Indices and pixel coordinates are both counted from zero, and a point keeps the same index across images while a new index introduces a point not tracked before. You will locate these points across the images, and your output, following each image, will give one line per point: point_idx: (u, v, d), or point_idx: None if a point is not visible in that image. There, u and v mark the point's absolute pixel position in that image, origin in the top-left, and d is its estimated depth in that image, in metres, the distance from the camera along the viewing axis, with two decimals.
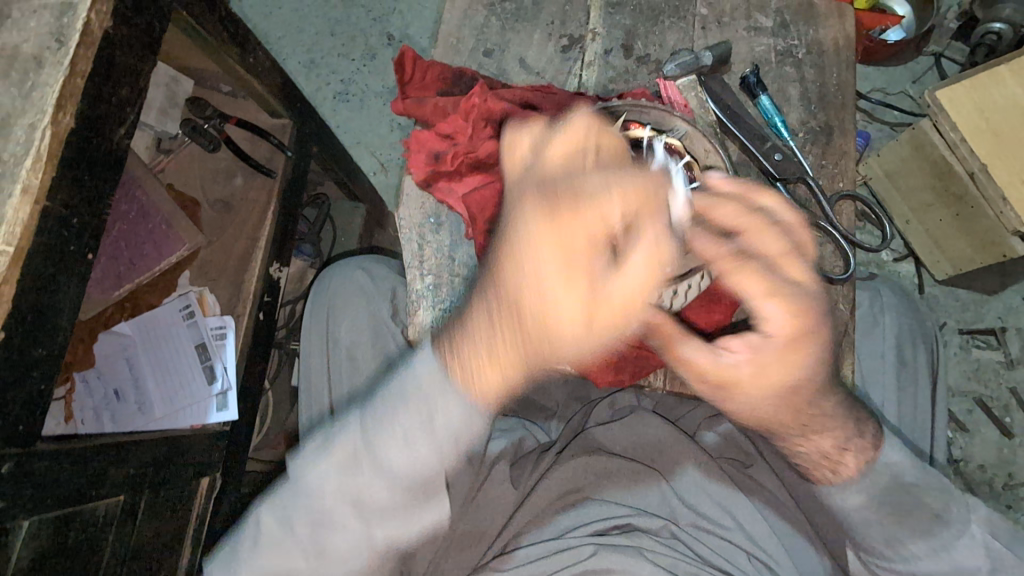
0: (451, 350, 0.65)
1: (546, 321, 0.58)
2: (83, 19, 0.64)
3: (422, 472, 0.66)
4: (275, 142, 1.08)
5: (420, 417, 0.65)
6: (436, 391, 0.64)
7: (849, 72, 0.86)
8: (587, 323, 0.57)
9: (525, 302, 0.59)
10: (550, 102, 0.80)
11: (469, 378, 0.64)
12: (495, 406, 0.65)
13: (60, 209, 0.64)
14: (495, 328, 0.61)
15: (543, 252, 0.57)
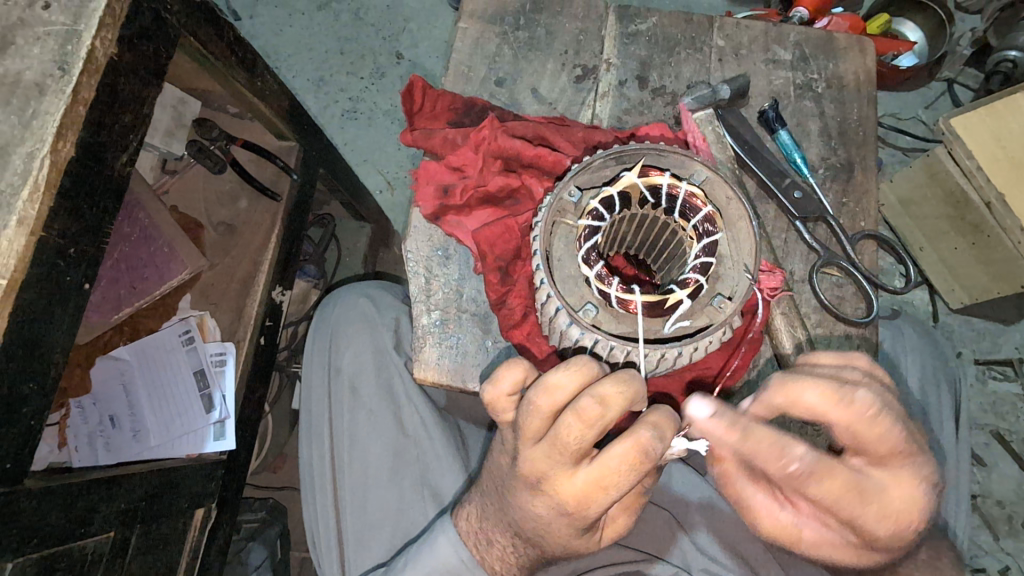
0: (474, 533, 0.69)
1: (538, 522, 0.60)
2: (87, 46, 0.63)
3: None
4: (280, 164, 1.06)
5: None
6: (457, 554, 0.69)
7: (869, 107, 0.84)
8: (566, 516, 0.58)
9: (519, 508, 0.60)
10: (564, 136, 0.78)
11: (490, 552, 0.68)
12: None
13: (56, 239, 0.62)
14: (500, 513, 0.65)
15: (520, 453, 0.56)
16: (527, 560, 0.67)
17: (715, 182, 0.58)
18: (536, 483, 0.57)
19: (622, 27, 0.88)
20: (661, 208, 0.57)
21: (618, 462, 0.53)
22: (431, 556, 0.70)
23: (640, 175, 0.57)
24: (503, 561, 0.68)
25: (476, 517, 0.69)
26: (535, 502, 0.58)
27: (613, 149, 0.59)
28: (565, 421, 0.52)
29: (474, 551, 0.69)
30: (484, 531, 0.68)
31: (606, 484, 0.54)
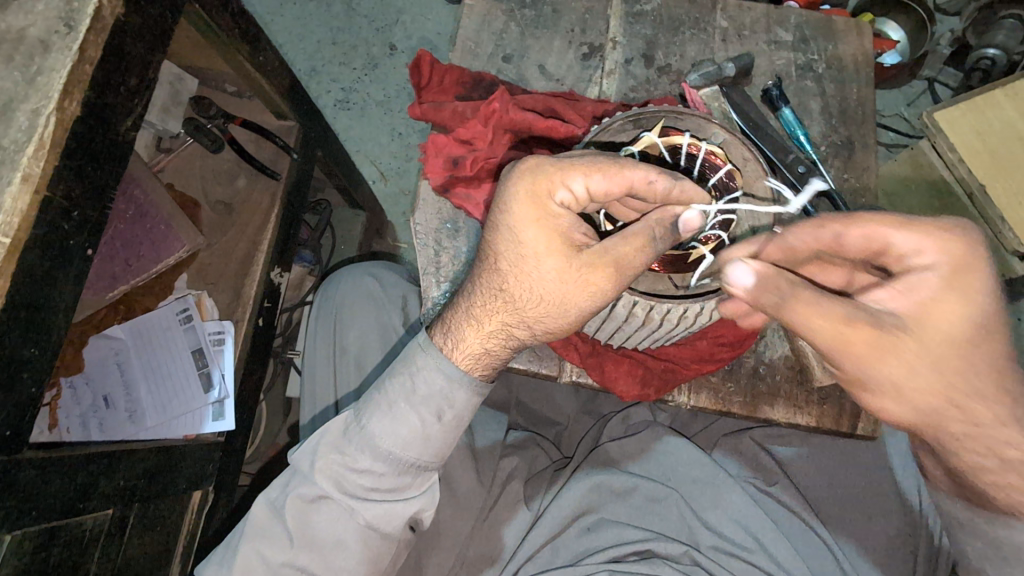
0: (444, 328, 0.65)
1: (535, 292, 0.58)
2: (94, 4, 0.61)
3: (411, 448, 0.65)
4: (280, 143, 1.05)
5: (403, 393, 0.64)
6: (421, 357, 0.64)
7: (867, 87, 0.86)
8: (563, 282, 0.56)
9: (503, 269, 0.59)
10: (575, 110, 0.79)
11: (462, 338, 0.63)
12: (486, 368, 0.65)
13: (61, 200, 0.60)
14: (477, 299, 0.62)
15: (529, 194, 0.55)
16: (502, 333, 0.62)
17: (732, 143, 0.59)
18: (540, 203, 0.55)
19: (627, 7, 0.89)
20: (680, 168, 0.59)
21: (619, 249, 0.54)
22: (406, 354, 0.66)
23: (660, 136, 0.58)
24: (474, 322, 0.62)
25: (453, 325, 0.64)
26: (532, 229, 0.56)
27: (631, 111, 0.60)
28: (587, 184, 0.53)
29: (442, 344, 0.64)
30: (455, 315, 0.64)
31: (599, 268, 0.54)
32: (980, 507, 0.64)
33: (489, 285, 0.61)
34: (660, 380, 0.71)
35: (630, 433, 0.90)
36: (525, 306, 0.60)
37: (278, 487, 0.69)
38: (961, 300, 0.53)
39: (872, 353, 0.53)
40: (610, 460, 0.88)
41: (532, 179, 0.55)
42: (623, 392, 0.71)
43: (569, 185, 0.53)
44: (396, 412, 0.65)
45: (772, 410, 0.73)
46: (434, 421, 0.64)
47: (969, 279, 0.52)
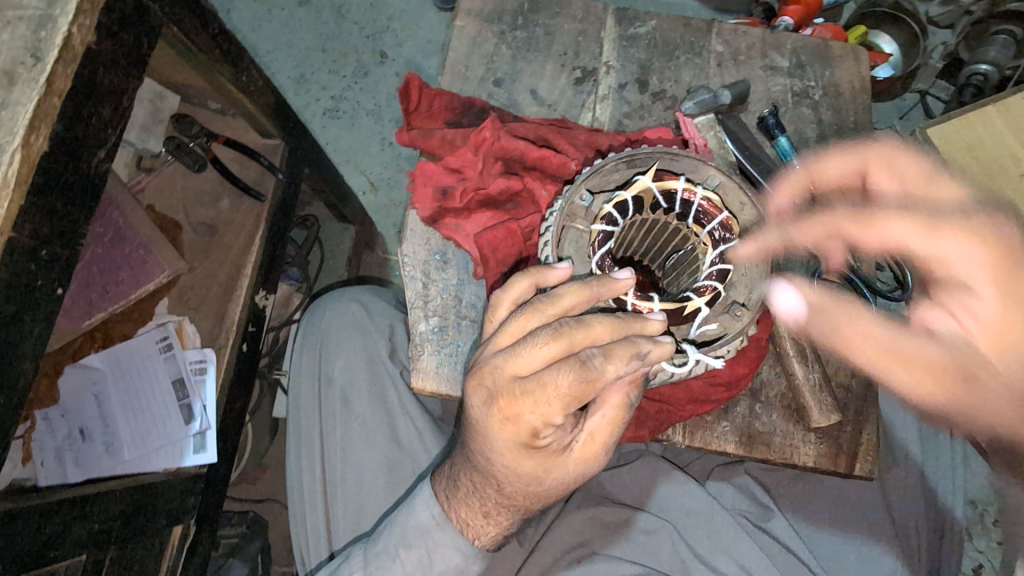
0: (449, 503, 0.65)
1: (531, 484, 0.58)
2: (63, 33, 0.58)
3: None
4: (265, 163, 1.02)
5: (418, 566, 0.66)
6: (435, 532, 0.65)
7: (864, 115, 0.85)
8: (558, 474, 0.57)
9: (495, 471, 0.58)
10: (567, 139, 0.77)
11: (466, 519, 0.65)
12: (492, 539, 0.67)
13: (27, 240, 0.57)
14: (474, 484, 0.62)
15: (510, 422, 0.52)
16: (504, 511, 0.64)
17: (728, 187, 0.61)
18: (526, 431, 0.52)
19: (621, 29, 0.87)
20: (675, 212, 0.59)
21: (600, 428, 0.56)
22: (412, 523, 0.66)
23: (654, 179, 0.59)
24: (483, 506, 0.63)
25: (455, 500, 0.64)
26: (515, 448, 0.54)
27: (625, 153, 0.60)
28: (566, 401, 0.50)
29: (453, 519, 0.65)
30: (455, 494, 0.64)
31: (589, 452, 0.57)
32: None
33: (484, 478, 0.60)
34: (654, 423, 0.69)
35: (623, 463, 0.87)
36: (524, 496, 0.60)
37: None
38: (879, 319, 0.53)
39: (956, 395, 0.49)
40: (603, 493, 0.85)
41: (508, 404, 0.51)
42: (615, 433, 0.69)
43: (547, 410, 0.50)
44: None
45: (766, 450, 0.72)
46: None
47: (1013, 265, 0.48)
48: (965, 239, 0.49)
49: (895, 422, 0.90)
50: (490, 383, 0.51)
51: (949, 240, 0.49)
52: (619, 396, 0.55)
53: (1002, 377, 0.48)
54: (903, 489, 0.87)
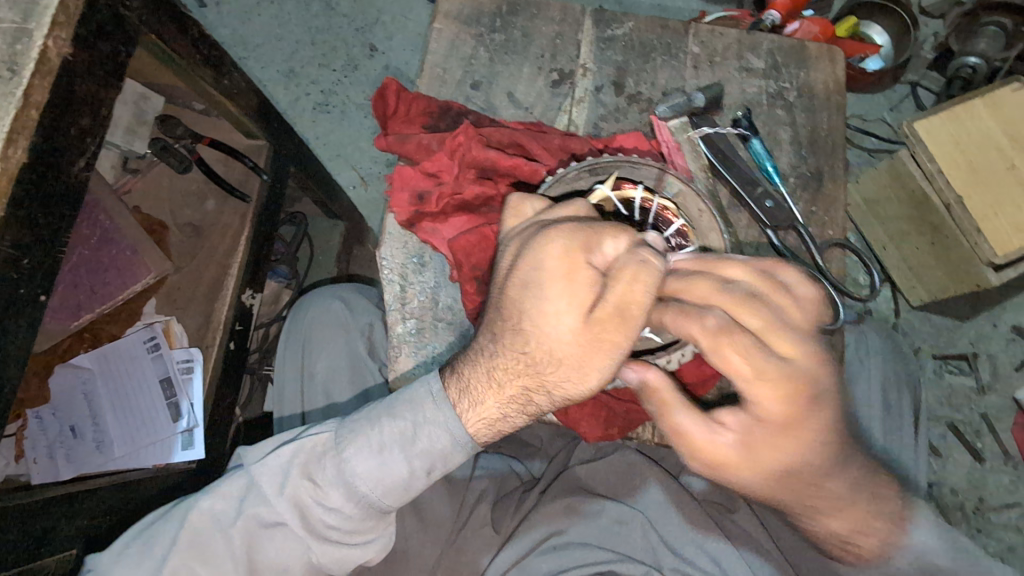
0: (461, 384, 0.64)
1: (554, 337, 0.59)
2: (39, 47, 0.60)
3: (389, 495, 0.66)
4: (249, 164, 1.03)
5: (398, 440, 0.65)
6: (429, 408, 0.64)
7: (838, 117, 0.86)
8: (582, 335, 0.58)
9: (529, 322, 0.60)
10: (541, 143, 0.78)
11: (480, 401, 0.64)
12: (487, 438, 0.66)
13: (8, 251, 0.59)
14: (494, 353, 0.63)
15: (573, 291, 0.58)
16: (520, 392, 0.63)
17: (687, 195, 0.63)
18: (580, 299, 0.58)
19: (599, 31, 0.88)
20: (634, 220, 0.63)
21: (626, 297, 0.55)
22: (408, 407, 0.65)
23: (614, 187, 0.63)
24: (495, 385, 0.63)
25: (476, 375, 0.64)
26: (563, 288, 0.58)
27: (587, 162, 0.64)
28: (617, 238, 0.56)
29: (457, 400, 0.64)
30: (473, 373, 0.64)
31: (610, 323, 0.57)
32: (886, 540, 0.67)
33: (508, 337, 0.62)
34: (622, 422, 0.72)
35: (600, 456, 0.90)
36: (549, 369, 0.60)
37: (235, 503, 0.68)
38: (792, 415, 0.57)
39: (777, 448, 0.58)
40: (580, 483, 0.89)
41: (562, 240, 0.57)
42: (585, 433, 0.73)
43: (601, 248, 0.56)
44: (380, 458, 0.65)
45: None
46: (420, 474, 0.65)
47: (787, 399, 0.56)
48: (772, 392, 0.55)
49: None
50: (570, 232, 0.57)
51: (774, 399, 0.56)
52: (649, 261, 0.55)
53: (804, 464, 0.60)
54: None
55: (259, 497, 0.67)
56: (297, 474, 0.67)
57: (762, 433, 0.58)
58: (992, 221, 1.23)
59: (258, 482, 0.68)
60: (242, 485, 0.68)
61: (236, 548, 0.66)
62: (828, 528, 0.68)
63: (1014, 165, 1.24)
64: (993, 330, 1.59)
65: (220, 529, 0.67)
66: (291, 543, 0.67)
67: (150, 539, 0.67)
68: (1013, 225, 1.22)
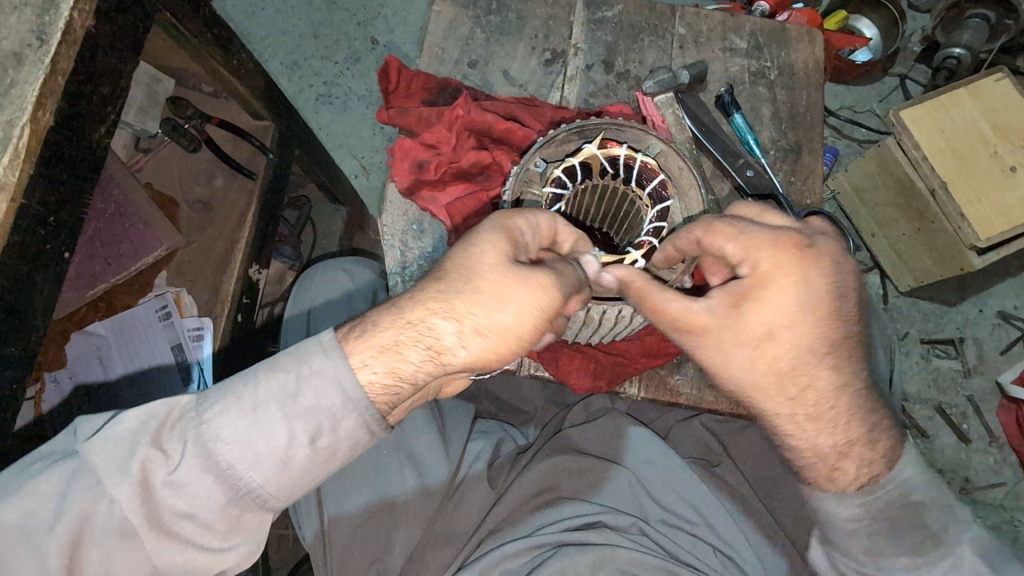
0: (222, 405, 0.55)
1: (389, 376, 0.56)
2: (65, 18, 0.64)
3: (187, 472, 0.54)
4: (256, 144, 1.08)
5: (278, 398, 0.55)
6: (317, 360, 0.55)
7: (817, 94, 0.90)
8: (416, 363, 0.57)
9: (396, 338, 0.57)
10: (534, 116, 0.83)
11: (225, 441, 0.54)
12: (294, 405, 0.55)
13: (37, 207, 0.64)
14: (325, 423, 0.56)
15: (470, 297, 0.57)
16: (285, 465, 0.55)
17: (669, 155, 0.68)
18: (501, 271, 0.58)
19: (590, 13, 0.93)
20: (619, 177, 0.68)
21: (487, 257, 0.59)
22: (292, 363, 0.56)
23: (600, 147, 0.67)
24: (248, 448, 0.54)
25: (256, 430, 0.54)
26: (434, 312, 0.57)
27: (576, 124, 0.68)
28: (494, 253, 0.59)
29: (205, 437, 0.54)
30: (271, 421, 0.54)
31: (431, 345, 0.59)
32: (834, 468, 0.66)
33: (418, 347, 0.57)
34: (609, 375, 0.82)
35: (591, 419, 0.95)
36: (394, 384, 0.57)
37: (52, 503, 0.53)
38: (783, 303, 0.62)
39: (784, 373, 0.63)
40: (570, 445, 0.92)
41: (486, 253, 0.59)
42: (574, 383, 0.82)
43: (483, 246, 0.59)
44: (242, 426, 0.54)
45: (717, 400, 0.84)
46: (303, 442, 0.55)
47: (778, 289, 0.62)
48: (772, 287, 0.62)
49: None
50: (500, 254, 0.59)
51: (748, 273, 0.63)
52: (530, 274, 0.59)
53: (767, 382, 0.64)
54: None
55: (102, 476, 0.54)
56: (146, 445, 0.55)
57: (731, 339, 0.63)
58: (976, 206, 1.27)
59: (90, 463, 0.54)
60: (68, 471, 0.54)
61: (54, 552, 0.52)
62: (815, 446, 0.65)
63: (996, 153, 1.29)
64: (979, 314, 1.63)
65: (91, 510, 0.53)
66: (130, 544, 0.54)
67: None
68: (997, 210, 1.26)
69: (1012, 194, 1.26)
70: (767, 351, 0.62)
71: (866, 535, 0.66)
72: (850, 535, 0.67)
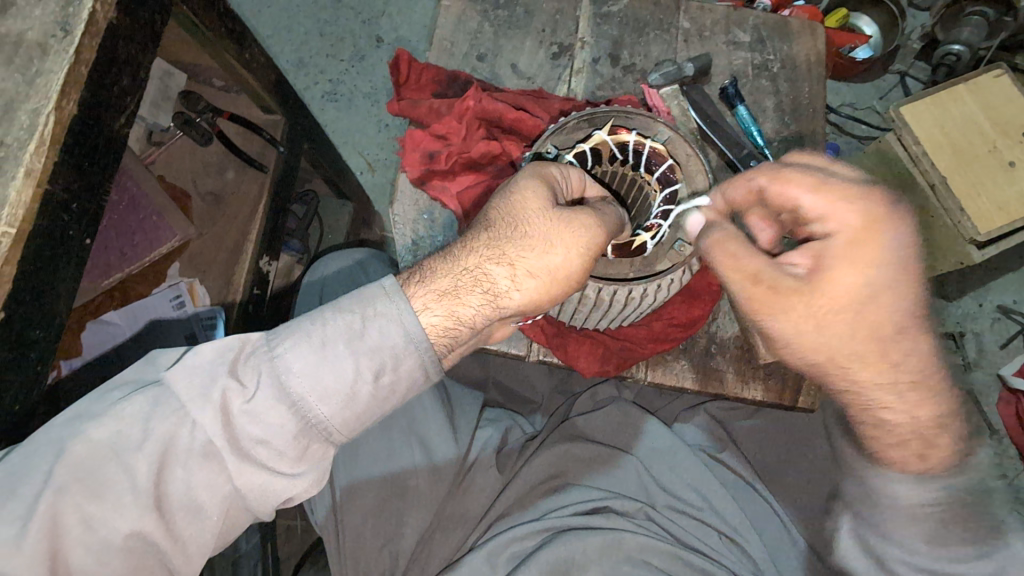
0: (293, 339, 0.59)
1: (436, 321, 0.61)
2: (89, 9, 0.66)
3: (264, 398, 0.58)
4: (267, 137, 1.10)
5: (345, 335, 0.59)
6: (380, 303, 0.60)
7: (819, 86, 0.92)
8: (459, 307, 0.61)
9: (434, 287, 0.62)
10: (543, 107, 0.85)
11: (298, 370, 0.58)
12: (365, 341, 0.59)
13: (60, 194, 0.65)
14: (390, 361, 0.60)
15: (519, 244, 0.61)
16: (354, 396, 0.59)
17: (677, 142, 0.70)
18: (545, 219, 0.61)
19: (596, 8, 0.95)
20: (628, 163, 0.70)
21: (529, 206, 0.61)
22: (358, 306, 0.60)
23: (609, 133, 0.69)
24: (319, 379, 0.58)
25: (326, 362, 0.58)
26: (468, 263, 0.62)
27: (585, 112, 0.70)
28: (541, 200, 0.61)
29: (279, 366, 0.58)
30: (345, 353, 0.59)
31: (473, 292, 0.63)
32: (926, 446, 0.62)
33: (461, 291, 0.61)
34: (617, 358, 0.83)
35: (598, 407, 0.96)
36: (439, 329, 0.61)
37: (138, 423, 0.56)
38: (860, 265, 0.59)
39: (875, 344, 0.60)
40: (578, 433, 0.94)
41: (524, 200, 0.61)
42: (583, 367, 0.83)
43: (526, 193, 0.62)
44: (313, 362, 0.58)
45: (720, 387, 0.87)
46: (368, 378, 0.59)
47: (864, 246, 0.59)
48: (856, 216, 0.60)
49: None
50: (538, 200, 0.61)
51: (845, 221, 0.60)
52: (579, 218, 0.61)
53: (860, 355, 0.61)
54: None
55: (184, 399, 0.58)
56: (226, 375, 0.59)
57: (829, 303, 0.60)
58: (977, 200, 1.29)
59: (173, 389, 0.58)
60: (151, 398, 0.57)
61: (139, 474, 0.55)
62: (909, 420, 0.62)
63: (995, 148, 1.31)
64: (978, 308, 1.65)
65: (173, 430, 0.57)
66: (210, 467, 0.58)
67: (27, 451, 0.55)
68: (996, 205, 1.28)
69: (1011, 188, 1.29)
70: (866, 315, 0.60)
71: (938, 519, 0.62)
72: (911, 522, 0.63)
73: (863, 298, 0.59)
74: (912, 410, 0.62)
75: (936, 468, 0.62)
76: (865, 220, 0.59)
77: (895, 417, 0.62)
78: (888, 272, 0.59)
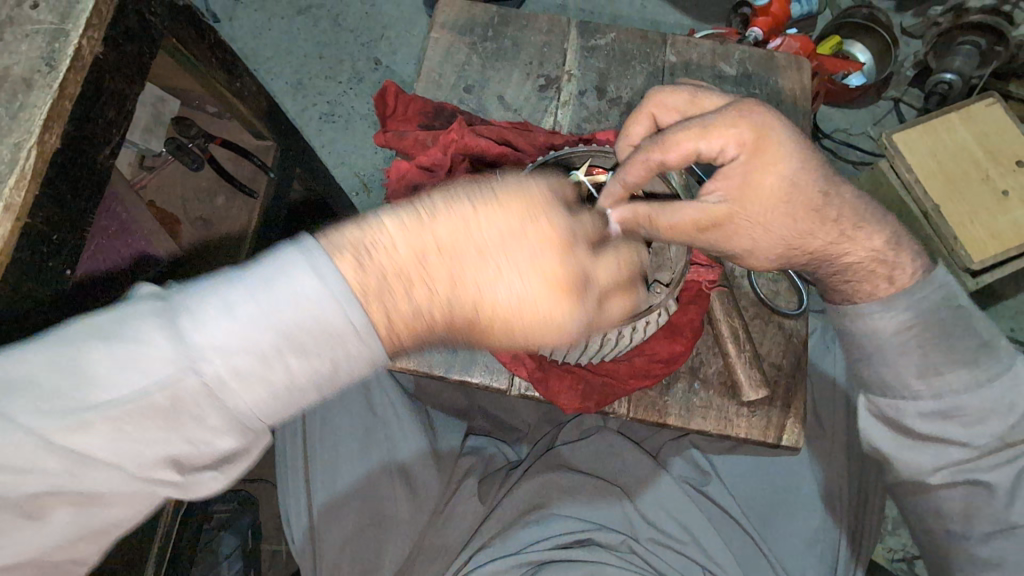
0: (196, 314, 0.45)
1: (393, 273, 0.50)
2: (74, 45, 0.67)
3: (139, 389, 0.43)
4: (257, 162, 1.11)
5: (264, 307, 0.45)
6: (308, 275, 0.46)
7: (805, 121, 0.92)
8: (417, 269, 0.51)
9: (386, 249, 0.50)
10: (527, 141, 0.86)
11: (202, 345, 0.44)
12: (305, 322, 0.46)
13: (41, 226, 0.66)
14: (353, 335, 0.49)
15: (485, 211, 0.54)
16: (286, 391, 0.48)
17: (653, 182, 0.71)
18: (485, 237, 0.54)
19: (583, 41, 0.96)
20: None
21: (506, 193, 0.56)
22: (285, 275, 0.46)
23: (586, 173, 0.71)
24: (230, 357, 0.45)
25: (241, 339, 0.45)
26: (423, 231, 0.52)
27: (564, 151, 0.72)
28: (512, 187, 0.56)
29: (171, 346, 0.44)
30: (270, 329, 0.45)
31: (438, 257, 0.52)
32: (891, 270, 0.64)
33: (424, 258, 0.51)
34: (598, 397, 0.83)
35: (584, 436, 0.95)
36: (387, 297, 0.50)
37: None
38: (767, 165, 0.62)
39: (813, 219, 0.63)
40: (562, 462, 0.92)
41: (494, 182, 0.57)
42: (563, 404, 0.82)
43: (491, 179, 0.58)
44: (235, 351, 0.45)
45: (704, 422, 0.86)
46: (291, 366, 0.46)
47: (767, 145, 0.62)
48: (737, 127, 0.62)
49: (827, 400, 1.00)
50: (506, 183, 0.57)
51: (713, 105, 0.67)
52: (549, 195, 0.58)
53: (760, 218, 0.64)
54: (831, 464, 0.95)
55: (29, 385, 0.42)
56: (96, 351, 0.43)
57: (734, 198, 0.63)
58: (970, 229, 1.28)
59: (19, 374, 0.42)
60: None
61: None
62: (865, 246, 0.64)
63: (988, 176, 1.31)
64: None
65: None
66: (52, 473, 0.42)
67: None
68: (990, 234, 1.27)
69: (1005, 218, 1.28)
70: (785, 202, 0.63)
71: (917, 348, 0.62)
72: (900, 352, 0.63)
73: (786, 192, 0.62)
74: (865, 243, 0.65)
75: (905, 279, 0.64)
76: (764, 130, 0.62)
77: (857, 256, 0.64)
78: (790, 163, 0.62)
